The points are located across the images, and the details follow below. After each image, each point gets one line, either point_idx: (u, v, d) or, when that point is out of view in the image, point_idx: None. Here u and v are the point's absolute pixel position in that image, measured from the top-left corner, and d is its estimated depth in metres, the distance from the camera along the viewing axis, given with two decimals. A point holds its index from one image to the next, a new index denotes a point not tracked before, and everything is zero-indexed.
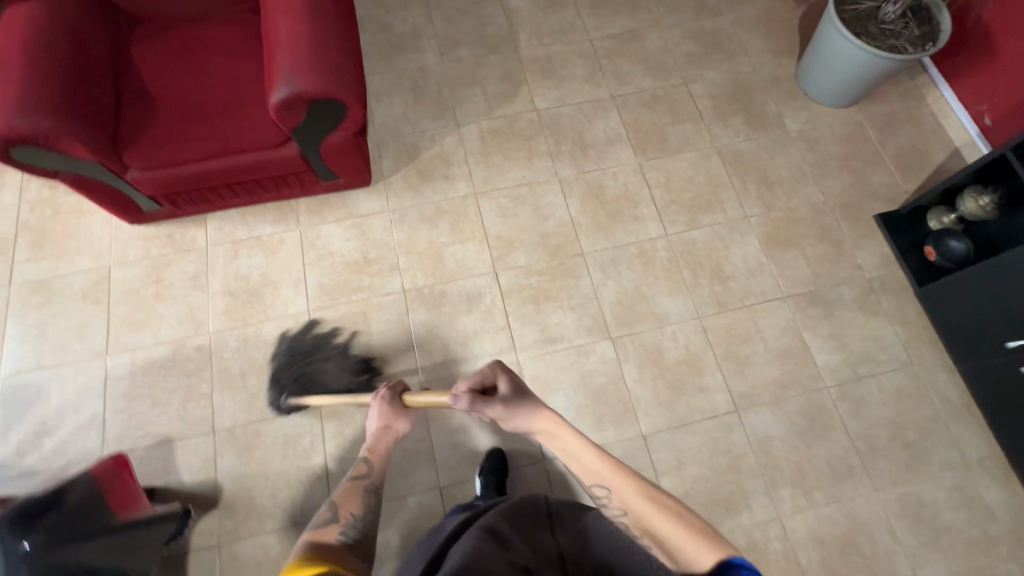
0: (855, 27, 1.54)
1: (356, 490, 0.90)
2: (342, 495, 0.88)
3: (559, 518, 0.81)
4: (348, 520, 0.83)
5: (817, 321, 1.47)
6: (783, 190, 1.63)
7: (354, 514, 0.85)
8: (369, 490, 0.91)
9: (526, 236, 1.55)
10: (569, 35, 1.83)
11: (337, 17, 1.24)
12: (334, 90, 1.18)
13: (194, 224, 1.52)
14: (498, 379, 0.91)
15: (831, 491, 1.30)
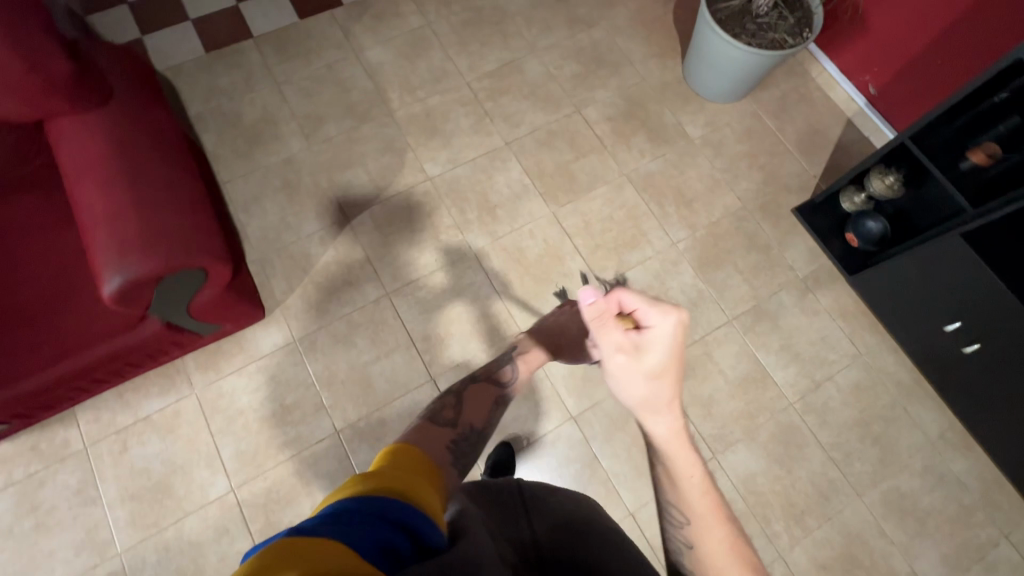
0: (731, 28, 1.48)
1: (482, 399, 0.87)
2: (469, 400, 0.85)
3: (535, 510, 0.73)
4: (468, 425, 0.78)
5: (767, 337, 1.44)
6: (702, 204, 1.58)
7: (473, 425, 0.79)
8: (500, 400, 0.91)
9: (457, 327, 1.41)
10: (443, 82, 1.66)
11: (166, 168, 1.03)
12: (184, 260, 0.98)
13: (61, 424, 1.25)
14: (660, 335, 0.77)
15: (820, 512, 1.30)
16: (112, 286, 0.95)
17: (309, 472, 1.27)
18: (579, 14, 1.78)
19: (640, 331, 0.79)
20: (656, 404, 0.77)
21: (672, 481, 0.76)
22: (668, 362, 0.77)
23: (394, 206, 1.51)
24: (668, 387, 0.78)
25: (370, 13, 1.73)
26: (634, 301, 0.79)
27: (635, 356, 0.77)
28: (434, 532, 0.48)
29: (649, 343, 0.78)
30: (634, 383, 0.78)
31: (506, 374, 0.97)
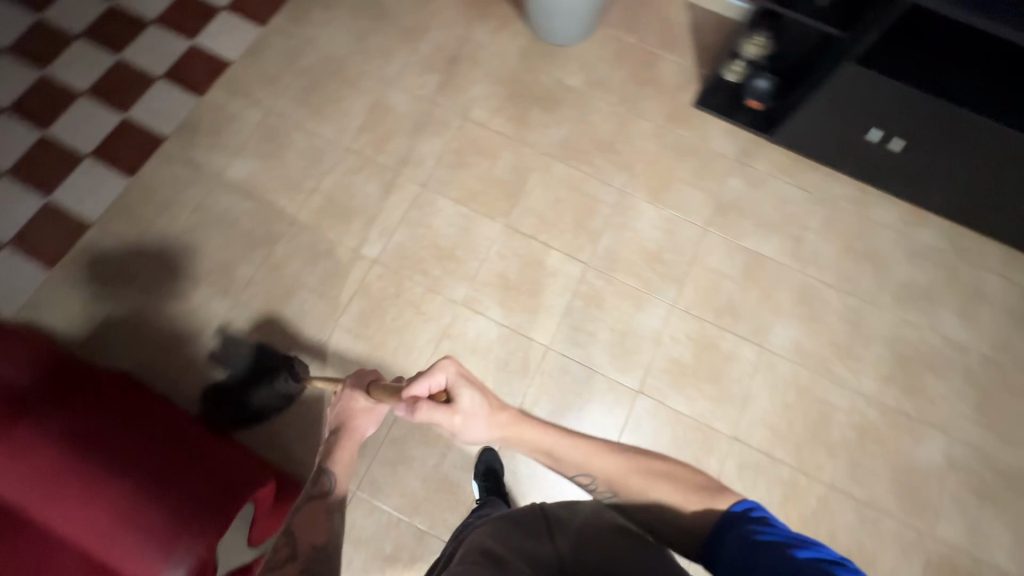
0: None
1: (318, 513, 0.87)
2: (300, 520, 0.86)
3: (560, 532, 0.65)
4: (309, 551, 0.81)
5: (740, 224, 1.53)
6: (621, 141, 1.59)
7: (313, 544, 0.82)
8: (333, 511, 0.89)
9: (490, 380, 1.35)
10: (323, 161, 1.51)
11: (151, 438, 0.99)
12: (239, 503, 0.93)
13: None
14: (459, 389, 0.87)
15: (861, 338, 1.44)
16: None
17: None
18: (405, 26, 1.68)
19: (456, 395, 0.87)
20: (492, 421, 0.86)
21: (552, 460, 0.82)
22: (482, 398, 0.87)
23: (358, 307, 1.38)
24: (485, 402, 0.87)
25: (202, 132, 1.52)
26: (427, 380, 0.87)
27: (460, 409, 0.86)
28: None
29: (461, 401, 0.86)
30: (474, 414, 0.86)
31: (320, 485, 0.90)
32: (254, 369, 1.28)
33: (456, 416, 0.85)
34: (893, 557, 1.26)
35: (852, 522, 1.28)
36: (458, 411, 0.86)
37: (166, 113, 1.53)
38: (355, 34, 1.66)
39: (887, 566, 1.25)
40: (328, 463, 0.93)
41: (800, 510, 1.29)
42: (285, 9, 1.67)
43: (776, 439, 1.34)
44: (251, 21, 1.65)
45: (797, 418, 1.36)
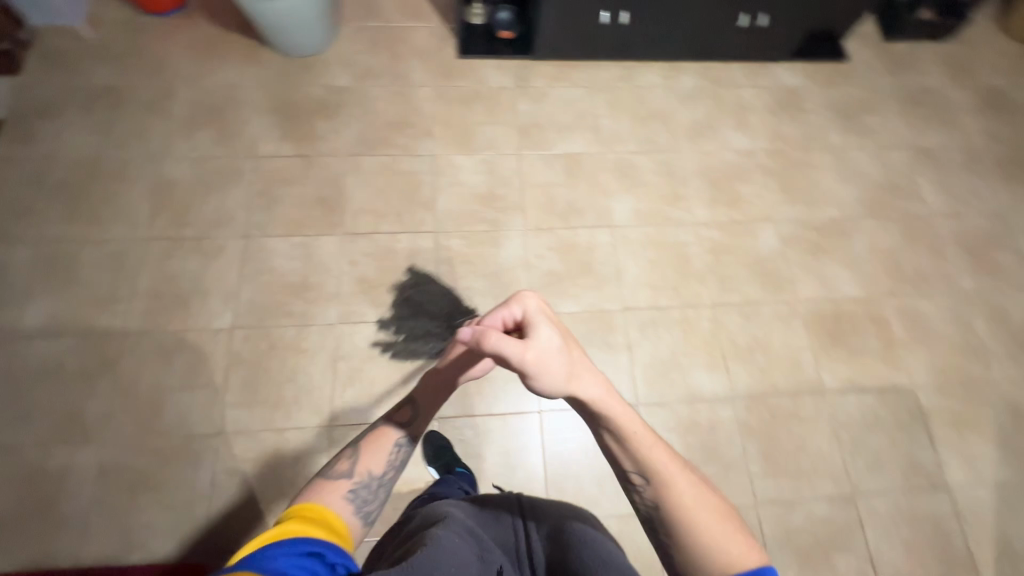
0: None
1: (384, 445, 0.82)
2: (369, 444, 0.82)
3: (532, 519, 0.77)
4: (365, 475, 0.78)
5: (546, 136, 1.66)
6: (412, 114, 1.65)
7: (371, 473, 0.78)
8: (399, 445, 0.83)
9: (401, 374, 1.35)
10: (126, 261, 1.39)
11: None
12: None
13: None
14: (537, 327, 0.68)
15: (680, 180, 1.64)
16: None
17: None
18: (149, 100, 1.58)
19: (534, 328, 0.68)
20: (570, 365, 0.66)
21: (617, 440, 0.67)
22: (562, 342, 0.67)
23: (239, 379, 1.31)
24: (562, 346, 0.67)
25: None
26: (508, 308, 0.69)
27: (536, 340, 0.66)
28: (339, 551, 0.64)
29: (539, 336, 0.66)
30: (551, 355, 0.65)
31: (399, 418, 0.84)
32: (426, 319, 1.40)
33: (530, 347, 0.65)
34: (781, 332, 1.48)
35: (742, 322, 1.48)
36: (531, 344, 0.65)
37: None
38: (98, 128, 1.53)
39: (781, 340, 1.47)
40: (416, 394, 0.84)
41: (701, 335, 1.46)
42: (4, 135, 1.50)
43: (658, 291, 1.50)
44: None
45: (665, 266, 1.53)
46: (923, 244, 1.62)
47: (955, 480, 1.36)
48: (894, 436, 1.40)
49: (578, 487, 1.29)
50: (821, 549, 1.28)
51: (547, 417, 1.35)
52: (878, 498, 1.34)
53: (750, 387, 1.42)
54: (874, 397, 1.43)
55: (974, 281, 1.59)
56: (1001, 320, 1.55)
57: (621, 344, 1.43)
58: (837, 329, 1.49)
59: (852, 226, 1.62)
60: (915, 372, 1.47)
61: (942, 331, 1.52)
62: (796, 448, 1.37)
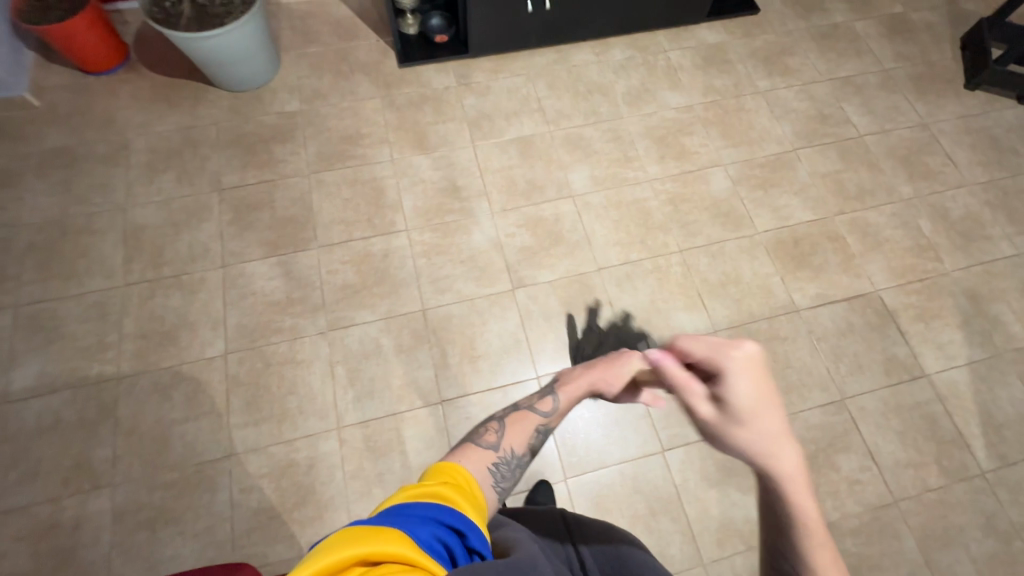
0: (184, 24, 1.54)
1: (525, 428, 0.83)
2: (511, 424, 0.83)
3: (585, 540, 0.83)
4: (507, 452, 0.77)
5: (496, 125, 1.74)
6: (365, 125, 1.71)
7: (513, 451, 0.77)
8: (538, 431, 0.84)
9: (398, 367, 1.38)
10: (110, 308, 1.41)
11: None
12: None
13: None
14: (741, 376, 0.59)
15: (628, 143, 1.74)
16: None
17: None
18: (106, 154, 1.61)
19: (728, 387, 0.60)
20: (758, 436, 0.59)
21: (778, 517, 0.60)
22: (761, 403, 0.59)
23: (241, 400, 1.33)
24: (756, 402, 0.59)
25: None
26: (708, 349, 0.62)
27: (723, 404, 0.60)
28: (477, 528, 0.58)
29: (733, 385, 0.59)
30: (733, 421, 0.59)
31: (541, 406, 0.87)
32: None
33: (713, 409, 0.61)
34: (748, 262, 1.57)
35: (710, 261, 1.56)
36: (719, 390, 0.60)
37: None
38: (59, 188, 1.56)
39: (749, 270, 1.56)
40: (558, 388, 0.90)
41: (676, 278, 1.54)
42: None
43: (627, 246, 1.57)
44: None
45: (630, 222, 1.61)
46: (859, 163, 1.74)
47: (931, 367, 1.45)
48: (868, 338, 1.48)
49: (587, 442, 1.33)
50: (824, 453, 1.34)
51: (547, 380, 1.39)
52: (868, 395, 1.41)
53: (729, 318, 1.49)
54: (843, 305, 1.52)
55: (911, 187, 1.71)
56: (941, 217, 1.67)
57: (603, 301, 1.50)
58: (798, 251, 1.59)
59: (793, 157, 1.74)
60: (875, 277, 1.57)
61: (891, 237, 1.63)
62: (783, 364, 1.44)
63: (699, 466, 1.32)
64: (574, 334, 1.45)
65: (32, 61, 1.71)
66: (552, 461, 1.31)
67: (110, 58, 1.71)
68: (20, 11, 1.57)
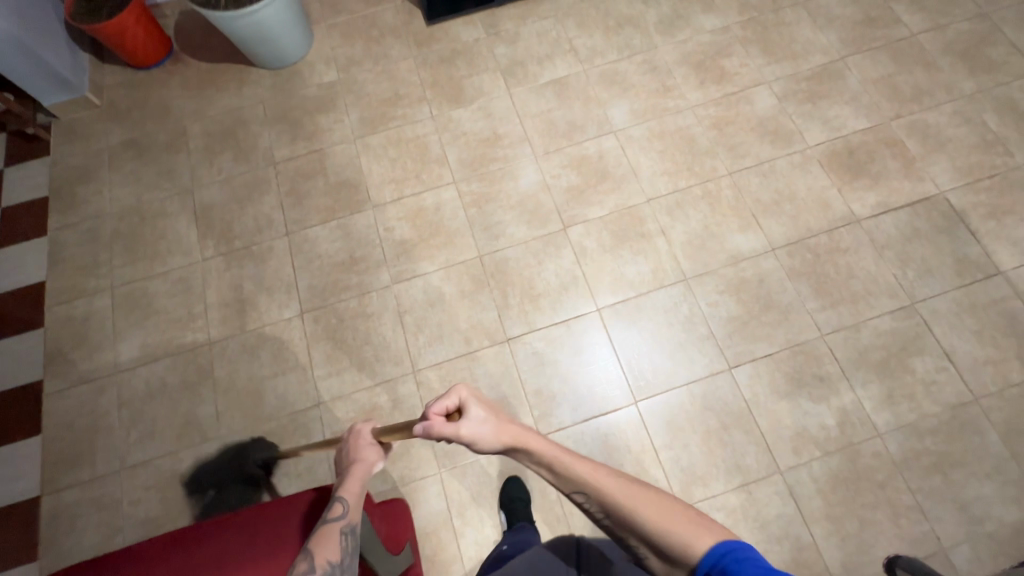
0: (225, 4, 1.58)
1: (332, 537, 0.72)
2: (316, 542, 0.71)
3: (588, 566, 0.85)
4: (327, 569, 0.69)
5: (530, 70, 1.74)
6: (401, 87, 1.75)
7: (332, 565, 0.69)
8: (345, 534, 0.74)
9: (462, 312, 1.44)
10: (192, 282, 1.52)
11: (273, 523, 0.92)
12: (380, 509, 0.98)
13: None
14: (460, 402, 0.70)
15: (664, 72, 1.70)
16: None
17: None
18: (167, 142, 1.71)
19: (465, 412, 0.69)
20: (501, 437, 0.68)
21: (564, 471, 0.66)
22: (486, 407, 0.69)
23: (322, 354, 1.42)
24: (486, 413, 0.69)
25: (71, 350, 1.46)
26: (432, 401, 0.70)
27: (471, 418, 0.68)
28: None
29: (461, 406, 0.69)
30: (483, 430, 0.68)
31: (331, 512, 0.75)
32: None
33: (463, 423, 0.68)
34: (801, 177, 1.53)
35: (761, 181, 1.54)
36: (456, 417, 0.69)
37: (24, 362, 1.46)
38: (131, 179, 1.66)
39: (803, 186, 1.52)
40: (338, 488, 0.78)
41: (727, 201, 1.52)
42: (53, 208, 1.64)
43: (674, 175, 1.56)
44: (33, 238, 1.61)
45: (674, 151, 1.59)
46: (914, 63, 1.65)
47: (1008, 264, 1.40)
48: (936, 241, 1.44)
49: (653, 366, 1.36)
50: (896, 357, 1.33)
51: (607, 311, 1.42)
52: (940, 297, 1.38)
53: (786, 235, 1.47)
54: (907, 210, 1.48)
55: (973, 83, 1.62)
56: (1009, 110, 1.57)
57: (655, 230, 1.50)
58: (854, 160, 1.54)
59: (841, 66, 1.67)
60: (939, 178, 1.51)
61: (954, 136, 1.56)
62: (846, 275, 1.42)
63: (767, 381, 1.33)
64: (629, 265, 1.47)
65: (89, 62, 1.81)
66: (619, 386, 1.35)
67: (156, 49, 1.78)
68: (72, 12, 1.66)
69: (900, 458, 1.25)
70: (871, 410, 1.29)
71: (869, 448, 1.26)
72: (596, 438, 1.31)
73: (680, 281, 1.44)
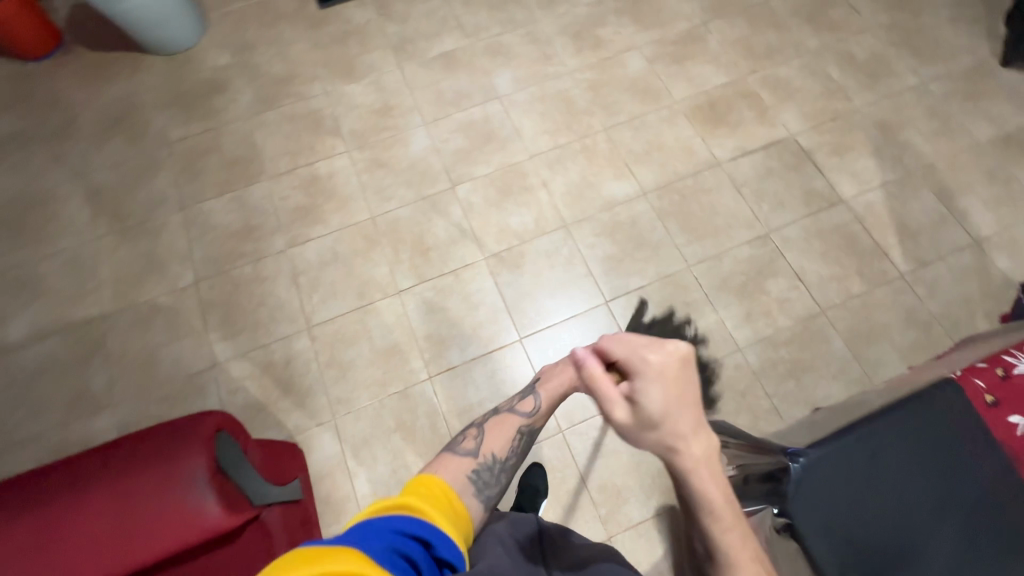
0: None
1: (509, 429, 0.80)
2: (494, 427, 0.80)
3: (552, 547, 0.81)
4: (489, 456, 0.75)
5: (419, 46, 1.83)
6: (295, 67, 1.81)
7: (496, 456, 0.76)
8: (519, 432, 0.81)
9: (355, 270, 1.50)
10: (83, 260, 1.52)
11: None
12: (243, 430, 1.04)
13: None
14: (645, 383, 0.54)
15: (544, 43, 1.82)
16: (216, 498, 0.88)
17: (462, 404, 1.35)
18: (58, 129, 1.71)
19: (639, 387, 0.54)
20: (661, 437, 0.53)
21: (698, 514, 0.55)
22: (671, 402, 0.53)
23: (216, 319, 1.45)
24: (665, 404, 0.53)
25: None
26: (625, 351, 0.58)
27: (635, 410, 0.54)
28: (450, 542, 0.57)
29: (641, 388, 0.54)
30: (646, 425, 0.53)
31: (522, 407, 0.84)
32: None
33: (624, 412, 0.54)
34: (669, 130, 1.67)
35: (634, 134, 1.66)
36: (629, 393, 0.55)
37: None
38: (20, 166, 1.65)
39: (671, 136, 1.65)
40: (538, 387, 0.86)
41: (602, 153, 1.64)
42: None
43: (554, 135, 1.67)
44: None
45: (554, 113, 1.71)
46: (767, 25, 1.82)
47: (848, 194, 1.56)
48: (788, 177, 1.59)
49: (536, 305, 1.45)
50: (753, 281, 1.46)
51: (493, 259, 1.50)
52: (790, 226, 1.52)
53: (656, 181, 1.59)
54: (762, 153, 1.62)
55: (818, 39, 1.79)
56: (849, 61, 1.75)
57: (536, 185, 1.60)
58: (715, 112, 1.69)
59: (703, 30, 1.82)
60: (790, 123, 1.66)
61: (802, 86, 1.72)
62: (709, 212, 1.55)
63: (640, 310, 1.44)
64: (513, 217, 1.56)
65: None
66: (505, 327, 1.43)
67: (40, 42, 1.78)
68: None
69: (757, 368, 1.37)
70: (732, 329, 1.41)
71: (731, 361, 1.38)
72: (484, 374, 1.38)
73: (560, 227, 1.54)
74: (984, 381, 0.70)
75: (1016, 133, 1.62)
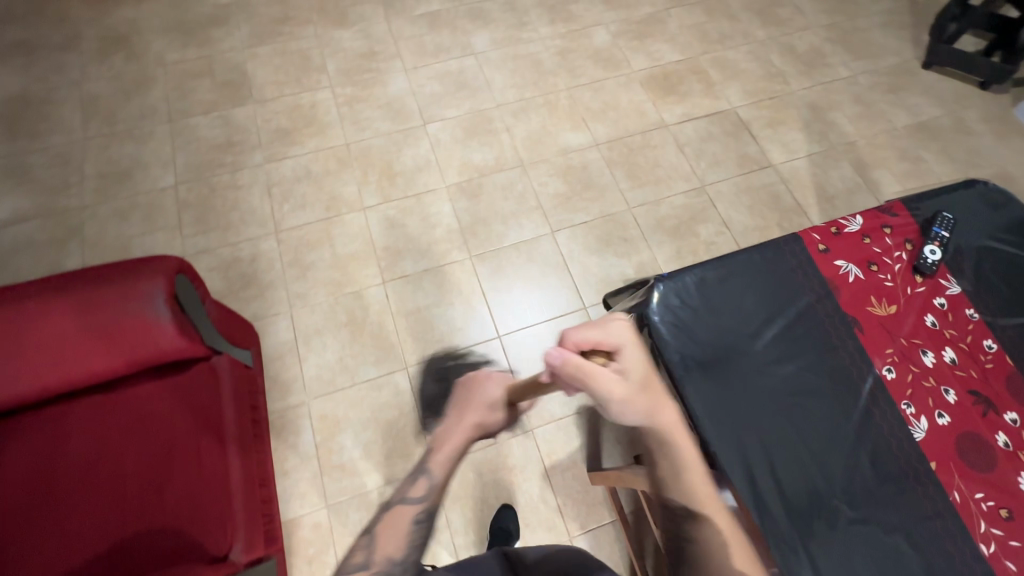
0: None
1: (403, 525, 0.64)
2: (385, 529, 0.64)
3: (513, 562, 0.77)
4: (385, 565, 0.60)
5: (407, 4, 2.00)
6: (291, 11, 1.96)
7: (393, 560, 0.61)
8: (418, 523, 0.64)
9: (326, 185, 1.63)
10: (72, 156, 1.63)
11: None
12: (201, 281, 1.13)
13: (291, 514, 1.24)
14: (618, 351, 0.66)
15: (520, 12, 2.01)
16: (172, 316, 0.99)
17: (409, 306, 1.47)
18: (61, 43, 1.83)
19: (618, 358, 0.66)
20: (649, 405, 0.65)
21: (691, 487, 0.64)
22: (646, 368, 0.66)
23: (190, 217, 1.57)
24: (640, 382, 0.65)
25: None
26: (602, 335, 0.65)
27: (629, 383, 0.64)
28: None
29: (625, 364, 0.65)
30: (635, 402, 0.64)
31: (414, 490, 0.65)
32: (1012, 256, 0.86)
33: (623, 388, 0.63)
34: (625, 93, 1.85)
35: (593, 94, 1.84)
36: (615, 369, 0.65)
37: None
38: (21, 70, 1.77)
39: (626, 99, 1.83)
40: (430, 460, 0.66)
41: (563, 108, 1.81)
42: None
43: (521, 89, 1.84)
44: None
45: (523, 71, 1.88)
46: (721, 16, 2.03)
47: (777, 159, 1.74)
48: (725, 142, 1.77)
49: (488, 229, 1.59)
50: (685, 224, 1.62)
51: (454, 187, 1.65)
52: (722, 181, 1.69)
53: (608, 135, 1.76)
54: (705, 120, 1.80)
55: (765, 31, 2.00)
56: (790, 51, 1.96)
57: (499, 130, 1.75)
58: (667, 82, 1.87)
59: (664, 15, 2.02)
60: (732, 97, 1.85)
61: (747, 68, 1.92)
62: (653, 164, 1.71)
63: (581, 241, 1.59)
64: (475, 154, 1.71)
65: None
66: (457, 245, 1.56)
67: None
68: None
69: None
70: (663, 263, 1.56)
71: None
72: (433, 283, 1.51)
73: (517, 165, 1.69)
74: (819, 236, 0.84)
75: (929, 123, 1.82)
